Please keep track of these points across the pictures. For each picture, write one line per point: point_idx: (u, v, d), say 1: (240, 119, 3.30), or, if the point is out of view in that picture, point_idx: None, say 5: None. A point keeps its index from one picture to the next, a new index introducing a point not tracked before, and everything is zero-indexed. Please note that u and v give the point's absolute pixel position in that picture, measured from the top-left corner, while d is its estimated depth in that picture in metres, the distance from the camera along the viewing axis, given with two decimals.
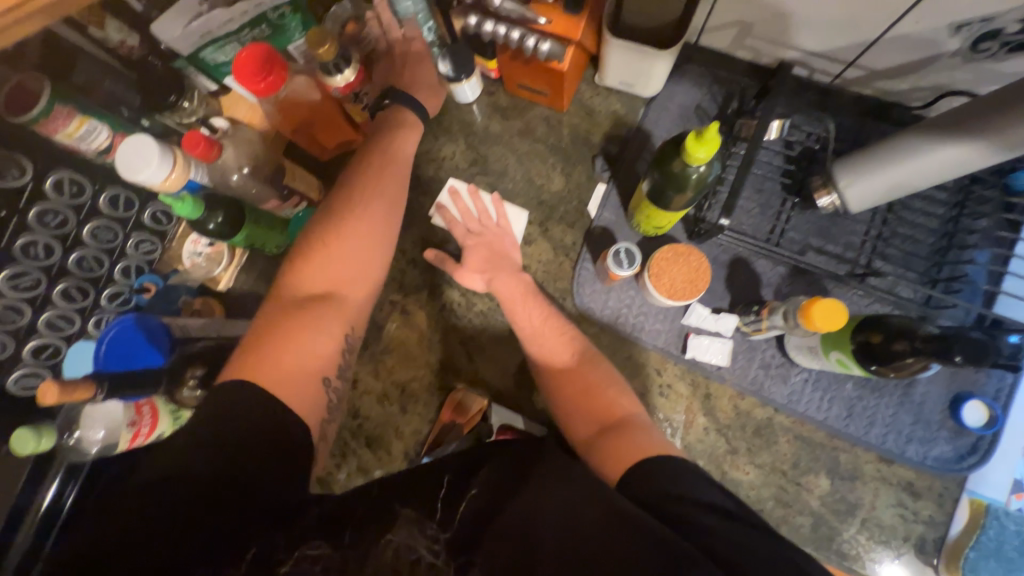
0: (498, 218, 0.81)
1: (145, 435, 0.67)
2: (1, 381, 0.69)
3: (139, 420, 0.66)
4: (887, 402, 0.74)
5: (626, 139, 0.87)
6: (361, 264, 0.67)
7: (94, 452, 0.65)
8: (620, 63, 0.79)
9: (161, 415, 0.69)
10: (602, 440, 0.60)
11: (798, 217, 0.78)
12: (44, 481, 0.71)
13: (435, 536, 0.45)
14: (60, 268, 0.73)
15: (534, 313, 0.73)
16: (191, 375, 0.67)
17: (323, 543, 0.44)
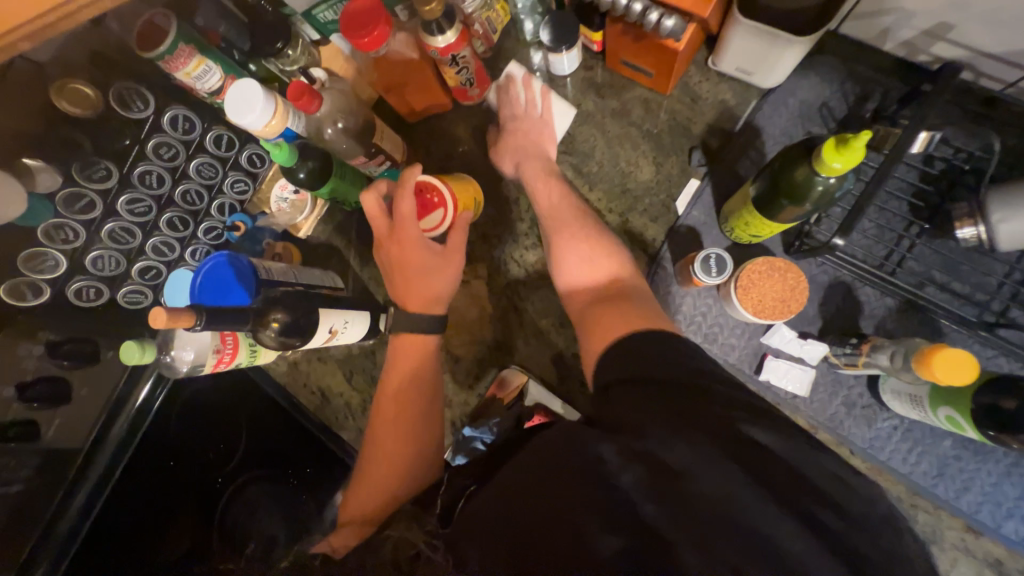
0: (543, 110, 0.82)
1: (227, 361, 0.75)
2: (113, 293, 0.77)
3: (223, 348, 0.73)
4: (990, 469, 0.65)
5: (731, 133, 0.80)
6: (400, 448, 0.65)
7: (184, 372, 0.72)
8: (742, 46, 0.71)
9: (239, 346, 0.76)
10: (596, 307, 0.59)
11: (923, 246, 0.68)
12: (139, 380, 0.84)
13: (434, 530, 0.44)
14: (168, 199, 0.78)
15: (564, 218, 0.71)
16: (277, 317, 0.66)
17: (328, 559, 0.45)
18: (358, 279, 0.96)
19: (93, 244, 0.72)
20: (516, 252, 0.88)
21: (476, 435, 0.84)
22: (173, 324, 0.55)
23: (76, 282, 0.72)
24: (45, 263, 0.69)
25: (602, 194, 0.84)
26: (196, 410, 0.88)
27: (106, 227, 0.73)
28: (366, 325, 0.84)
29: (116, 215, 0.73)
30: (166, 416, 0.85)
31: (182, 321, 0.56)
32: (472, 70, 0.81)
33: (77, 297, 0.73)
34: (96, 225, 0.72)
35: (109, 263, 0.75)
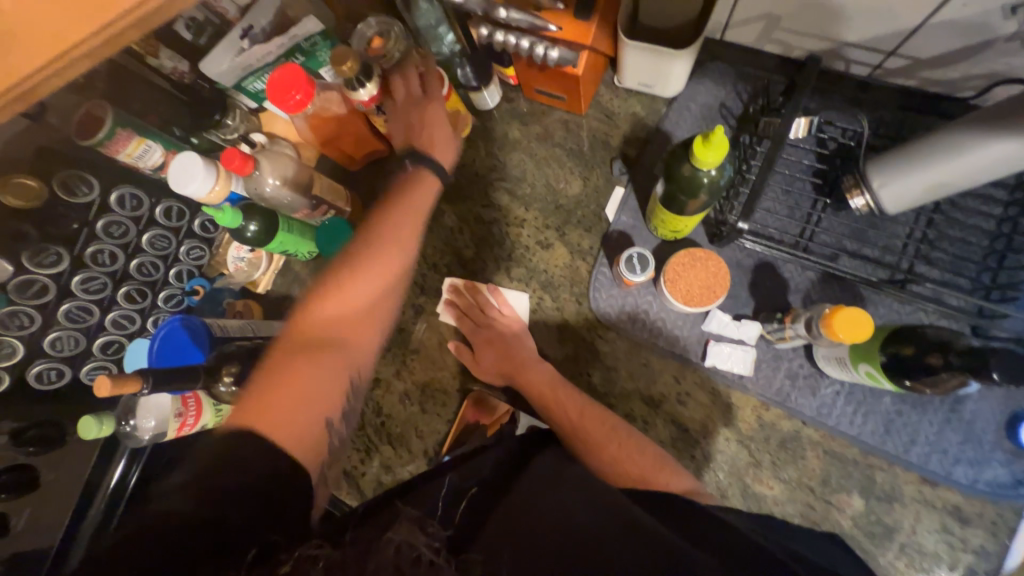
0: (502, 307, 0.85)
1: (191, 423, 0.76)
2: (76, 372, 0.79)
3: (185, 411, 0.75)
4: (931, 419, 0.68)
5: (645, 141, 0.86)
6: (376, 305, 0.68)
7: (147, 439, 0.73)
8: (637, 64, 0.78)
9: (202, 408, 0.77)
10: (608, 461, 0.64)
11: (831, 219, 0.73)
12: (113, 458, 0.82)
13: (436, 534, 0.47)
14: (123, 273, 0.82)
15: (568, 410, 0.72)
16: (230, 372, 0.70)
17: (323, 545, 0.44)
18: None
19: (50, 327, 0.74)
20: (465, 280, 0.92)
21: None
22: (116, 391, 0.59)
23: (38, 366, 0.74)
24: (2, 350, 0.71)
25: (539, 212, 0.89)
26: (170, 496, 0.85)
27: (62, 309, 0.75)
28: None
29: (72, 295, 0.76)
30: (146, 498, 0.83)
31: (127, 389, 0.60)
32: None
33: (39, 381, 0.75)
34: (51, 309, 0.74)
35: (68, 343, 0.77)
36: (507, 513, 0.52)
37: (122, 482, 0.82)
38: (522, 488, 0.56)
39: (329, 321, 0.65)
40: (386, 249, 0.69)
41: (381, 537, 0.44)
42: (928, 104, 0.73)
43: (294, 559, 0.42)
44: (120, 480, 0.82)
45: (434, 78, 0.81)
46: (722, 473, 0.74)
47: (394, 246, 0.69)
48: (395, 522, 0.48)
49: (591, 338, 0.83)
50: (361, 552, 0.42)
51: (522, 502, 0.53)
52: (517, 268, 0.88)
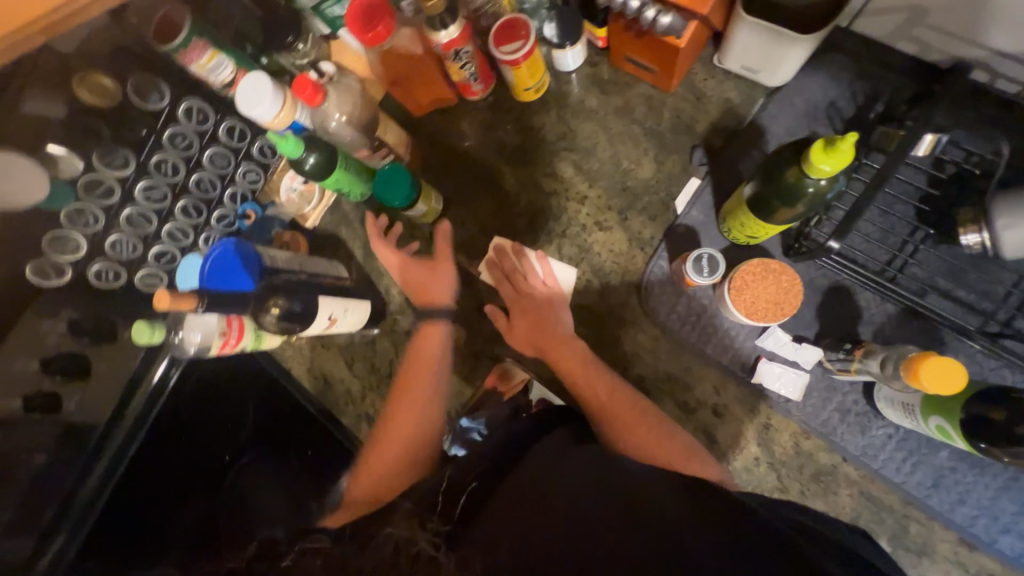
0: (546, 277, 0.82)
1: (233, 344, 0.78)
2: (131, 277, 0.81)
3: (229, 331, 0.77)
4: (987, 483, 0.63)
5: (735, 132, 0.78)
6: (420, 413, 0.72)
7: (191, 352, 0.75)
8: (746, 44, 0.70)
9: (244, 330, 0.79)
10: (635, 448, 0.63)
11: (928, 252, 0.66)
12: (155, 358, 0.86)
13: (437, 530, 0.45)
14: (183, 187, 0.83)
15: (599, 386, 0.71)
16: (276, 304, 0.69)
17: (320, 539, 0.45)
18: (362, 269, 0.97)
19: (112, 228, 0.77)
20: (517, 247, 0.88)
21: (472, 427, 0.82)
22: (174, 306, 0.59)
23: (96, 264, 0.76)
24: (67, 246, 0.73)
25: (603, 191, 0.84)
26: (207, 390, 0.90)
27: (124, 213, 0.77)
28: (366, 313, 0.87)
29: (134, 201, 0.78)
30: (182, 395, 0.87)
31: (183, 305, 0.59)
32: (476, 65, 0.82)
33: (96, 279, 0.77)
34: (115, 211, 0.76)
35: (126, 246, 0.79)
36: (506, 505, 0.50)
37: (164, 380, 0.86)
38: (529, 477, 0.53)
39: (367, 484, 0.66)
40: (414, 365, 0.78)
41: (380, 530, 0.44)
42: None
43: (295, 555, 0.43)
44: (161, 377, 0.86)
45: (518, 24, 0.74)
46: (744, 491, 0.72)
47: (418, 361, 0.78)
48: (399, 515, 0.47)
49: (634, 332, 0.80)
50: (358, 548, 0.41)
51: (519, 500, 0.50)
52: (569, 246, 0.85)
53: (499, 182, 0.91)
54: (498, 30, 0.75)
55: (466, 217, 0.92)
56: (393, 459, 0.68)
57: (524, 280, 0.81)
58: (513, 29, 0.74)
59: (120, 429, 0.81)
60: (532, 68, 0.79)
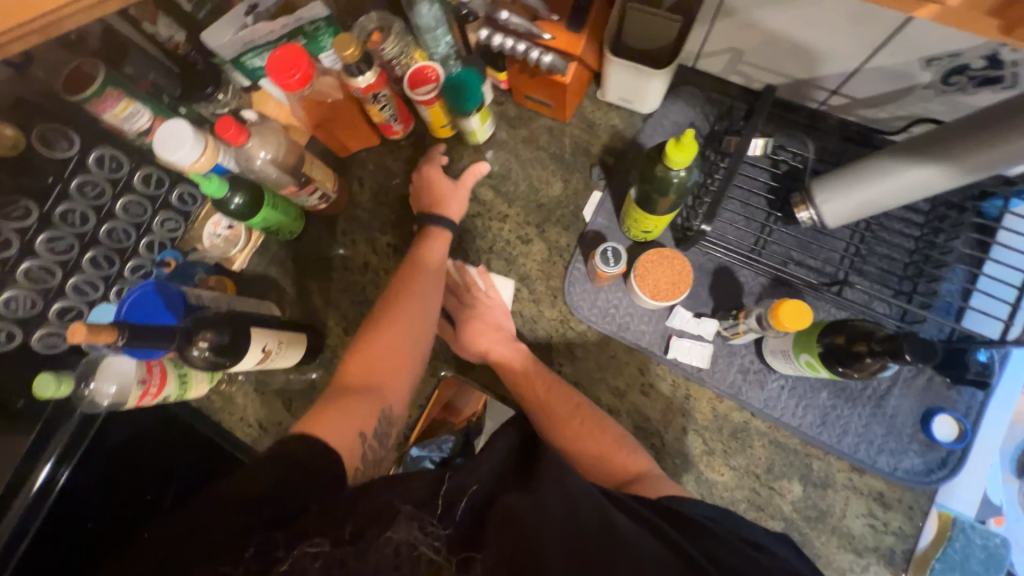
0: (487, 290, 0.86)
1: (154, 393, 0.74)
2: (27, 336, 0.75)
3: (149, 378, 0.73)
4: (860, 413, 0.76)
5: (623, 151, 0.93)
6: (404, 351, 0.73)
7: (105, 405, 0.70)
8: (619, 80, 0.85)
9: (166, 378, 0.76)
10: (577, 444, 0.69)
11: (781, 232, 0.82)
12: (45, 449, 0.74)
13: (437, 532, 0.45)
14: (93, 237, 0.80)
15: (538, 389, 0.76)
16: (201, 343, 0.67)
17: (323, 540, 0.45)
18: (296, 306, 0.97)
19: (7, 285, 0.72)
20: None
21: (424, 454, 0.85)
22: (92, 339, 0.56)
23: None
24: None
25: (521, 210, 0.94)
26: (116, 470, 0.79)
27: (23, 267, 0.73)
28: (299, 350, 0.86)
29: (35, 254, 0.74)
30: (87, 484, 0.75)
31: (102, 337, 0.57)
32: (395, 107, 0.90)
33: None
34: (11, 264, 0.72)
35: (23, 304, 0.74)
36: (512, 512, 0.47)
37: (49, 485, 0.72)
38: (547, 476, 0.52)
39: (361, 367, 0.71)
40: (415, 277, 0.80)
41: (379, 533, 0.44)
42: (865, 138, 0.84)
43: (294, 556, 0.44)
44: (46, 480, 0.72)
45: (430, 70, 0.82)
46: (678, 459, 0.79)
47: (421, 271, 0.80)
48: (394, 516, 0.46)
49: (564, 330, 0.87)
50: (358, 552, 0.42)
51: (524, 504, 0.48)
52: (497, 260, 0.92)
53: None
54: (413, 74, 0.82)
55: (399, 245, 0.98)
56: (390, 360, 0.72)
57: (469, 282, 0.86)
58: (426, 74, 0.82)
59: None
60: (445, 107, 0.89)
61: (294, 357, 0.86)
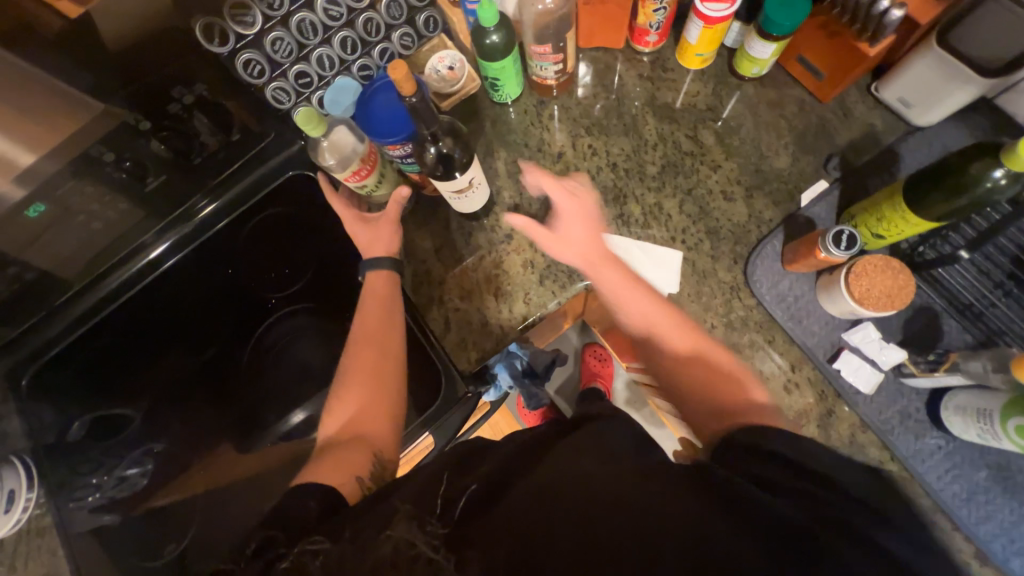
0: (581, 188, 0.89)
1: (362, 176, 0.79)
2: (268, 82, 0.85)
3: (366, 160, 0.79)
4: (1014, 508, 0.71)
5: (870, 153, 0.87)
6: (369, 391, 0.74)
7: (329, 163, 0.80)
8: (918, 76, 0.78)
9: (375, 169, 0.81)
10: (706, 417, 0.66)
11: (1015, 300, 0.74)
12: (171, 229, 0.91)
13: (437, 533, 0.45)
14: (353, 18, 0.87)
15: (644, 305, 0.76)
16: (442, 143, 0.73)
17: (323, 542, 0.50)
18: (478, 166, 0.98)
19: (279, 25, 0.81)
20: (640, 191, 0.92)
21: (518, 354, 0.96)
22: (402, 78, 0.63)
23: (249, 53, 0.81)
24: (244, 18, 0.78)
25: (735, 167, 0.90)
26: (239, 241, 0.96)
27: (297, 16, 0.82)
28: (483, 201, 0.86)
29: (312, 9, 0.82)
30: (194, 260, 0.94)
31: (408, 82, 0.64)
32: (666, 16, 0.87)
33: (244, 70, 0.82)
34: (293, 7, 0.81)
35: (283, 48, 0.83)
36: (516, 498, 0.47)
37: (160, 259, 0.91)
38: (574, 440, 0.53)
39: (349, 423, 0.72)
40: (367, 342, 0.78)
41: (381, 531, 0.46)
42: None
43: (295, 557, 0.49)
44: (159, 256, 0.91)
45: None
46: None
47: (375, 314, 0.81)
48: (396, 516, 0.47)
49: (730, 297, 0.85)
50: (363, 545, 0.45)
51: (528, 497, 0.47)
52: (690, 204, 0.90)
53: (638, 130, 0.95)
54: None
55: (598, 149, 0.95)
56: (352, 412, 0.73)
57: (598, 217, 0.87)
58: None
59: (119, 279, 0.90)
60: (715, 34, 0.84)
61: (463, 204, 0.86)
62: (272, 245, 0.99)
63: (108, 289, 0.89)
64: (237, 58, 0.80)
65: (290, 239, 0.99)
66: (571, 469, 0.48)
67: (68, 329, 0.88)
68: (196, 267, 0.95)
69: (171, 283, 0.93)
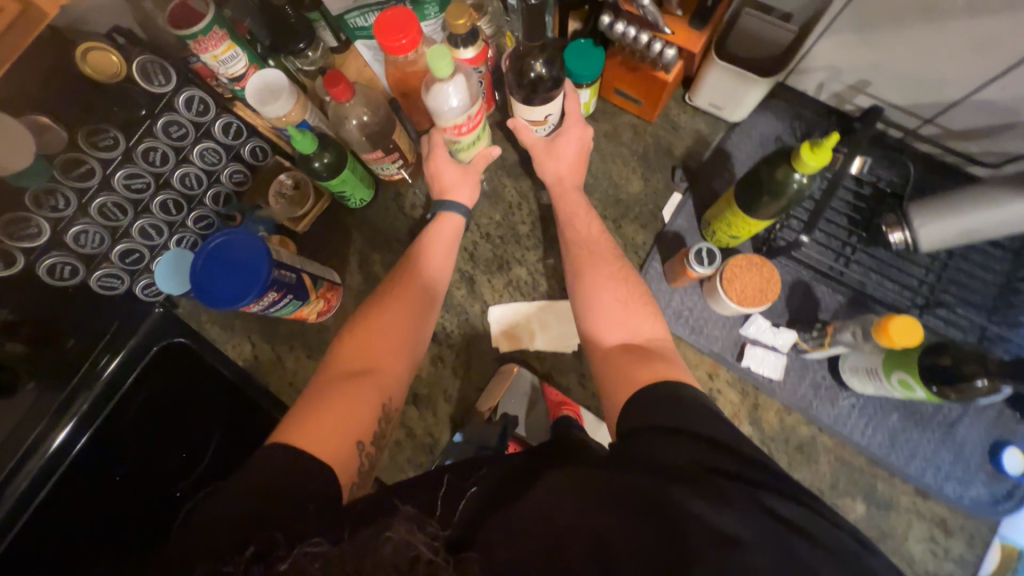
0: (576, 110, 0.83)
1: (463, 130, 0.73)
2: (88, 275, 0.76)
3: (472, 118, 0.72)
4: (929, 438, 0.77)
5: (706, 157, 0.93)
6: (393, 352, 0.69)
7: (435, 108, 0.69)
8: (716, 85, 0.86)
9: (475, 129, 0.75)
10: (623, 365, 0.62)
11: (863, 253, 0.82)
12: (63, 419, 0.80)
13: (436, 535, 0.41)
14: (166, 179, 0.79)
15: (592, 226, 0.80)
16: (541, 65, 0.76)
17: (322, 540, 0.41)
18: (357, 277, 0.94)
19: (77, 219, 0.71)
20: (520, 253, 0.93)
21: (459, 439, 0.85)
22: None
23: (51, 259, 0.70)
24: (27, 230, 0.67)
25: (598, 203, 0.93)
26: (138, 426, 0.84)
27: (97, 201, 0.72)
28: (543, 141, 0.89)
29: (110, 189, 0.73)
30: (96, 452, 0.81)
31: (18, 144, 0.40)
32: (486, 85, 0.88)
33: (51, 276, 0.72)
34: (87, 197, 0.71)
35: (91, 239, 0.74)
36: (522, 518, 0.42)
37: (66, 446, 0.79)
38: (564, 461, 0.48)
39: (358, 357, 0.67)
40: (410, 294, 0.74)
41: (376, 530, 0.40)
42: (955, 168, 0.84)
43: (290, 554, 0.40)
44: (61, 445, 0.79)
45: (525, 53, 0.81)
46: None
47: (425, 281, 0.76)
48: (393, 519, 0.41)
49: None
50: (354, 544, 0.39)
51: (530, 517, 0.42)
52: None
53: (499, 193, 0.96)
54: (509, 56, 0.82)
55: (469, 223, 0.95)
56: (381, 350, 0.68)
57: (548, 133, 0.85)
58: None
59: (13, 490, 0.76)
60: None
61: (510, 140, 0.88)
62: (173, 420, 0.86)
63: None
64: (38, 268, 0.70)
65: (189, 405, 0.87)
66: (564, 496, 0.44)
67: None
68: (94, 459, 0.81)
69: (70, 485, 0.79)
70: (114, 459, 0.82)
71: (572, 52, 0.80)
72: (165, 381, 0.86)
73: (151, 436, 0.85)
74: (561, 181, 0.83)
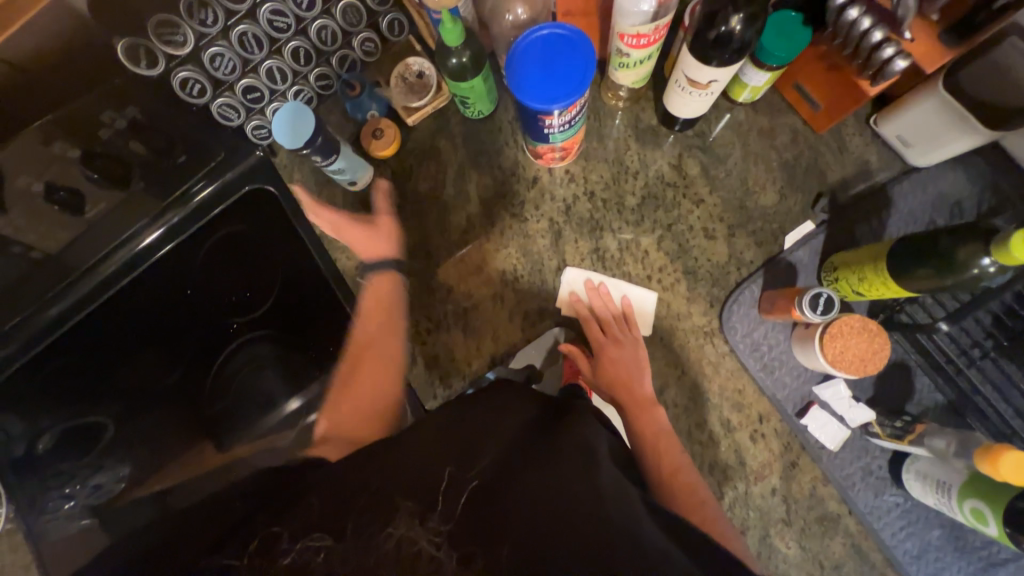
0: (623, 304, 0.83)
1: (638, 42, 0.68)
2: (212, 99, 0.78)
3: (654, 32, 0.67)
4: (962, 565, 0.73)
5: (862, 193, 0.81)
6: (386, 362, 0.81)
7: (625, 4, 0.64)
8: (920, 116, 0.72)
9: (655, 44, 0.70)
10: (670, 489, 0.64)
11: (991, 362, 0.72)
12: (156, 223, 0.85)
13: (436, 527, 0.45)
14: (305, 27, 0.77)
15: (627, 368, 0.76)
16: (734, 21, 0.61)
17: (325, 534, 0.46)
18: (448, 189, 0.91)
19: (218, 39, 0.72)
20: (617, 225, 0.87)
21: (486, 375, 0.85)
22: None
23: (184, 72, 0.72)
24: (174, 36, 0.69)
25: (720, 203, 0.85)
26: (213, 254, 0.88)
27: (238, 28, 0.72)
28: (704, 108, 0.77)
29: (254, 20, 0.73)
30: (172, 265, 0.87)
31: None
32: None
33: (182, 89, 0.74)
34: (232, 20, 0.71)
35: (224, 65, 0.75)
36: (517, 499, 0.47)
37: (149, 251, 0.86)
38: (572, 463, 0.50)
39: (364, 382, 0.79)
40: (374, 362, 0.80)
41: (382, 528, 0.45)
42: None
43: (297, 553, 0.45)
44: (146, 247, 0.85)
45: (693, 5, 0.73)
46: (753, 515, 0.77)
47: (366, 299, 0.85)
48: (394, 510, 0.46)
49: (703, 341, 0.82)
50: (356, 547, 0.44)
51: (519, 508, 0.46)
52: (668, 240, 0.85)
53: (620, 155, 0.89)
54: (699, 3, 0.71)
55: (577, 176, 0.89)
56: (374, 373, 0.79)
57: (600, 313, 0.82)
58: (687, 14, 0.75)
59: (106, 268, 0.85)
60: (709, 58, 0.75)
61: (666, 96, 0.78)
62: (242, 257, 0.88)
63: (82, 292, 0.84)
64: (172, 76, 0.73)
65: (255, 249, 0.88)
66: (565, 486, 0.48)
67: (63, 316, 0.83)
68: (170, 270, 0.87)
69: (145, 284, 0.86)
70: (184, 275, 0.87)
71: (782, 22, 0.65)
72: (243, 222, 0.88)
73: (224, 266, 0.88)
74: (606, 340, 0.79)
